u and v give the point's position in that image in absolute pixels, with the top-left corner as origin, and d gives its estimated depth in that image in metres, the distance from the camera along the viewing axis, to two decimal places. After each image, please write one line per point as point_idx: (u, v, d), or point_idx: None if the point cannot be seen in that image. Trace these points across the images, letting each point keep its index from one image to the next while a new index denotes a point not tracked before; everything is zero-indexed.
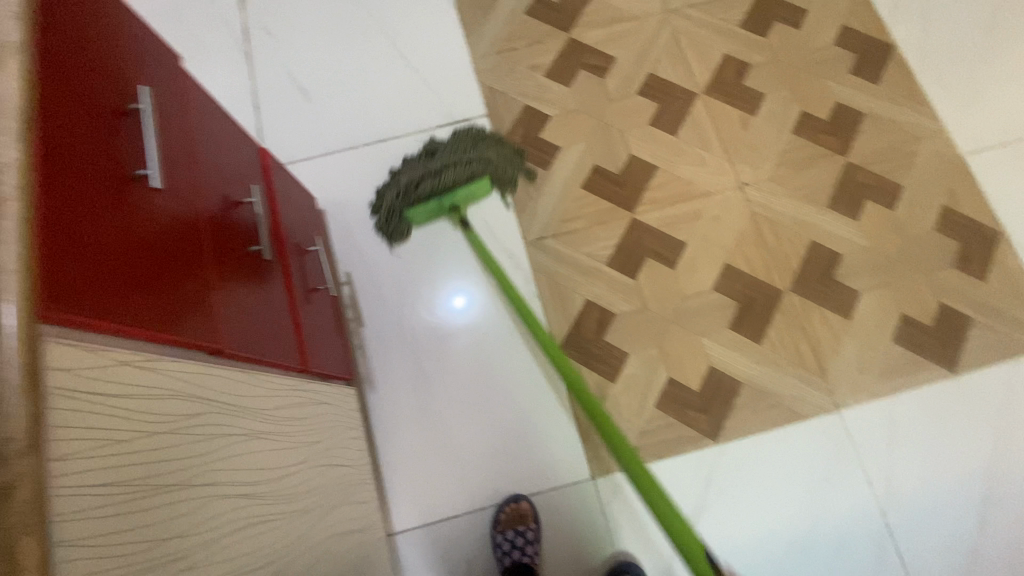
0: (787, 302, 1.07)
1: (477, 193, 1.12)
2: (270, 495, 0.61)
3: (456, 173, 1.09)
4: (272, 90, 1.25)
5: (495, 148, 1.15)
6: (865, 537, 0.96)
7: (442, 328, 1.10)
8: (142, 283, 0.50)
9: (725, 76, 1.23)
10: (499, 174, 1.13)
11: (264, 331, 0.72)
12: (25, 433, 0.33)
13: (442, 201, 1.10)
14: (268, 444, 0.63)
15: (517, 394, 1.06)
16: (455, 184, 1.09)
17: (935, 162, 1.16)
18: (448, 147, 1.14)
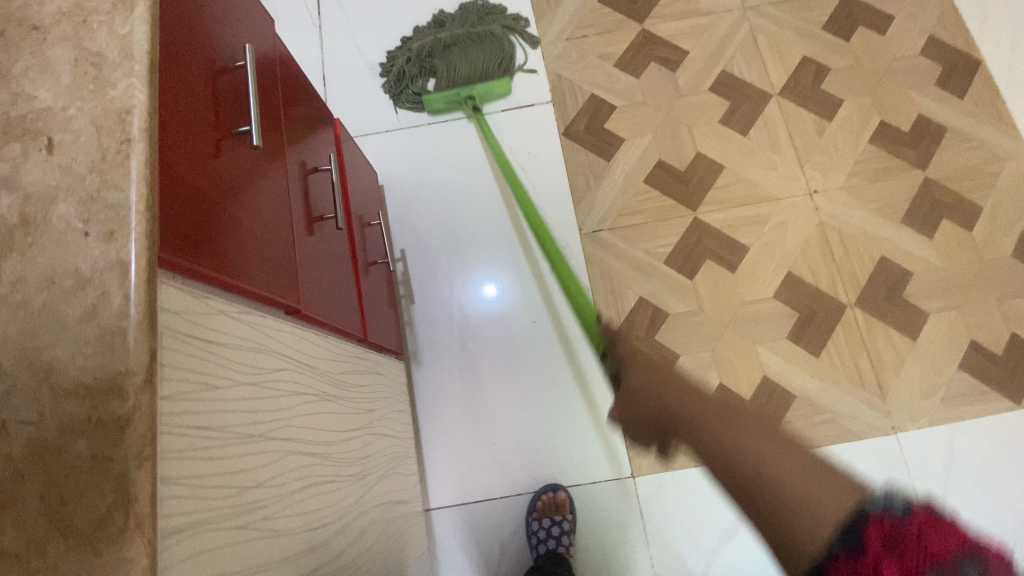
0: (849, 316, 1.04)
1: (495, 92, 1.19)
2: (333, 456, 0.62)
3: (467, 68, 1.19)
4: (339, 62, 1.26)
5: (499, 21, 1.24)
6: None
7: (484, 322, 1.09)
8: (236, 237, 0.51)
9: (802, 78, 1.19)
10: (504, 57, 1.21)
11: (332, 297, 0.73)
12: (143, 368, 0.33)
13: (461, 92, 1.17)
14: (332, 406, 0.64)
15: (557, 391, 1.05)
16: (470, 79, 1.19)
17: (1020, 184, 1.10)
18: (455, 20, 1.24)
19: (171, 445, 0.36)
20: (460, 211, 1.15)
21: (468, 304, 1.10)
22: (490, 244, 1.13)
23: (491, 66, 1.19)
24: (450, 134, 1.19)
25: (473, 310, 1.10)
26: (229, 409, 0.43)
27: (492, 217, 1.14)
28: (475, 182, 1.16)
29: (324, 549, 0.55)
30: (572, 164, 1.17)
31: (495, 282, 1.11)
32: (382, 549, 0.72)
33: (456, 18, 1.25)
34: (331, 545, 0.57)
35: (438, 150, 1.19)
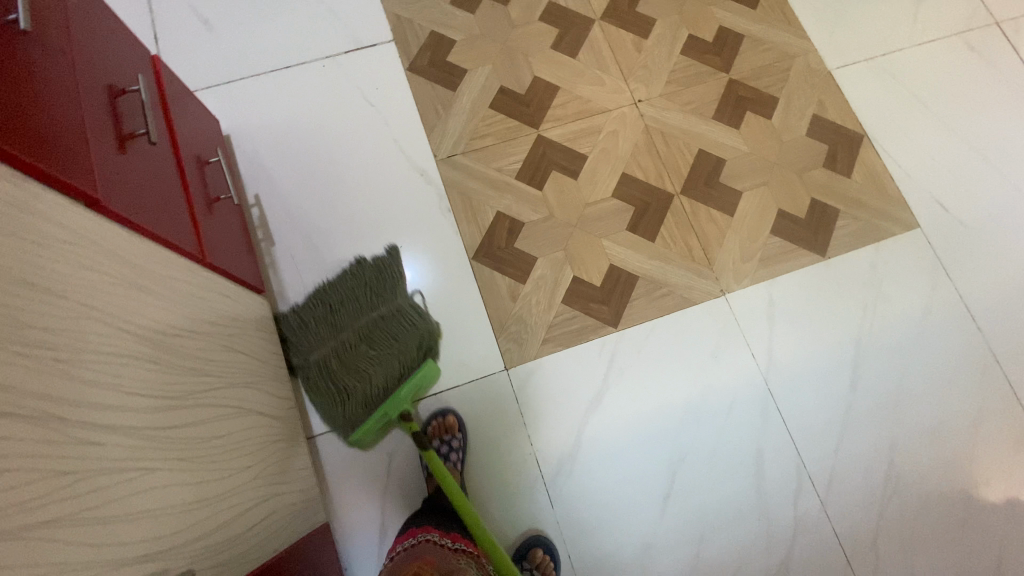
0: (678, 203, 1.17)
1: (424, 384, 1.02)
2: (176, 386, 0.63)
3: (390, 364, 0.99)
4: (172, 22, 1.25)
5: (402, 296, 1.07)
6: (749, 401, 1.06)
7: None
8: (3, 111, 0.52)
9: (620, 3, 1.31)
10: (429, 328, 1.04)
11: (152, 209, 0.74)
12: None
13: (387, 411, 0.99)
14: (166, 339, 0.65)
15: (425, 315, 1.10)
16: (397, 393, 0.99)
17: (806, 77, 1.28)
18: (354, 293, 1.05)
19: None
20: (313, 153, 1.18)
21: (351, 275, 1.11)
22: (382, 215, 1.15)
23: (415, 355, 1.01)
24: (293, 82, 1.22)
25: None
26: (16, 315, 0.44)
27: (370, 178, 1.17)
28: (326, 122, 1.19)
29: (153, 420, 0.57)
30: (420, 98, 1.22)
31: (371, 230, 1.14)
32: (244, 450, 0.74)
33: (346, 306, 1.05)
34: (163, 420, 0.58)
35: (283, 97, 1.21)
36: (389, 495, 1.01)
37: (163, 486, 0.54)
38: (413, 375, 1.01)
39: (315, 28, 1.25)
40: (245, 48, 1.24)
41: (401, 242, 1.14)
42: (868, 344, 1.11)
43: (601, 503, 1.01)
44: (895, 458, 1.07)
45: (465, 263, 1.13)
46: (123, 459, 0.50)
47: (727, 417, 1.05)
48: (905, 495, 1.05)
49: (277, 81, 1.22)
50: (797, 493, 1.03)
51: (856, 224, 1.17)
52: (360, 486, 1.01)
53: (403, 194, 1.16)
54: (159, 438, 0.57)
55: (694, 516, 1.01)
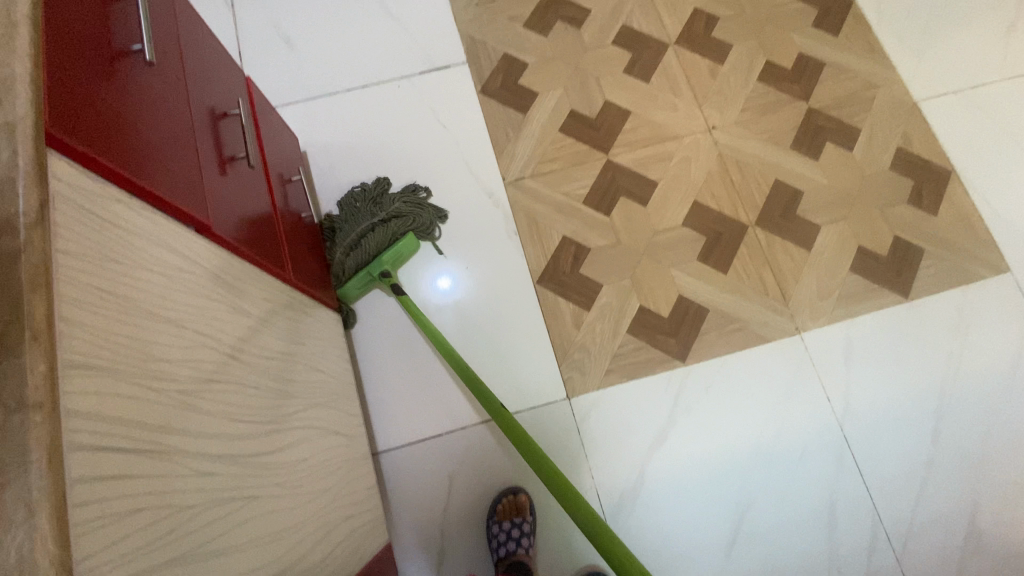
0: (751, 235, 1.13)
1: (406, 252, 1.11)
2: (268, 414, 0.63)
3: (377, 237, 1.09)
4: (256, 40, 1.30)
5: (397, 196, 1.14)
6: (823, 447, 1.02)
7: (435, 311, 1.11)
8: (132, 143, 0.54)
9: (695, 28, 1.29)
10: (419, 216, 1.12)
11: (247, 230, 0.76)
12: (40, 252, 0.35)
13: (371, 271, 1.08)
14: (260, 365, 0.66)
15: (491, 340, 1.10)
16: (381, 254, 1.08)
17: (891, 107, 1.23)
18: (356, 201, 1.14)
19: (77, 379, 0.36)
20: (385, 171, 1.20)
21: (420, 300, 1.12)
22: (451, 235, 1.16)
23: (401, 232, 1.10)
24: (368, 100, 1.24)
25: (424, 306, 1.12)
26: (143, 358, 0.44)
27: (440, 198, 1.18)
28: (398, 141, 1.21)
29: (251, 445, 0.57)
30: (491, 119, 1.23)
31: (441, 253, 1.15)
32: (322, 470, 0.75)
33: (347, 210, 1.14)
34: (259, 443, 0.59)
35: (358, 115, 1.23)
36: (447, 517, 1.01)
37: (258, 513, 0.55)
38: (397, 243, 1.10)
39: (390, 47, 1.28)
40: (324, 65, 1.27)
41: (471, 265, 1.14)
42: (952, 393, 1.05)
43: (664, 544, 0.98)
44: (978, 517, 1.00)
45: (532, 287, 1.13)
46: (226, 488, 0.51)
47: (798, 462, 1.01)
48: (988, 555, 0.99)
49: (353, 98, 1.24)
50: (871, 547, 0.98)
51: (942, 264, 1.11)
52: (419, 508, 1.01)
53: (473, 215, 1.17)
54: (256, 463, 0.57)
55: (759, 563, 0.97)
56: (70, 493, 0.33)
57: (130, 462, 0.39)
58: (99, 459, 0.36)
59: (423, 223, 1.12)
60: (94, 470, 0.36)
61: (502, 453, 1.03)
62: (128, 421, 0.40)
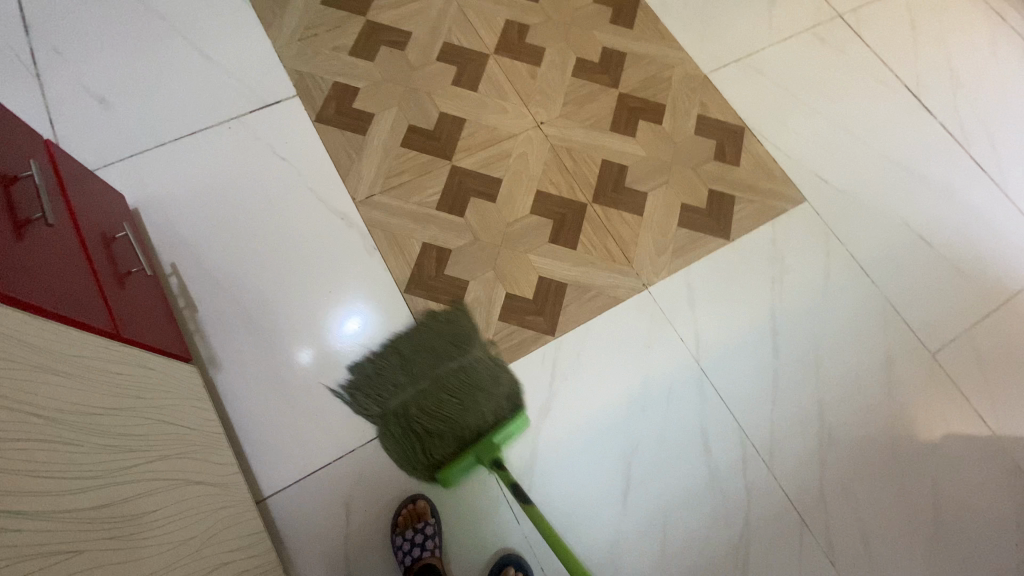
0: (591, 211, 1.24)
1: (513, 433, 1.04)
2: (103, 473, 0.61)
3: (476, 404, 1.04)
4: (67, 105, 1.24)
5: (474, 344, 1.11)
6: (687, 384, 1.12)
7: (340, 357, 1.10)
8: None
9: (509, 37, 1.41)
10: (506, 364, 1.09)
11: (55, 290, 0.72)
12: None
13: (479, 454, 1.00)
14: (90, 426, 0.63)
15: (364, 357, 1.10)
16: (486, 433, 1.03)
17: (687, 82, 1.41)
18: (435, 343, 1.10)
19: None
20: (230, 212, 1.17)
21: (325, 348, 1.10)
22: (309, 263, 1.16)
23: (495, 396, 1.06)
24: (200, 147, 1.22)
25: (329, 354, 1.10)
26: None
27: (291, 228, 1.17)
28: (238, 182, 1.20)
29: (75, 502, 0.54)
30: (331, 146, 1.25)
31: (303, 287, 1.14)
32: (184, 522, 0.71)
33: (424, 358, 1.09)
34: (87, 501, 0.56)
35: (191, 163, 1.20)
36: (350, 544, 0.99)
37: (88, 569, 0.52)
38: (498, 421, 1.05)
39: (216, 92, 1.27)
40: (146, 120, 1.23)
41: (333, 288, 1.14)
42: (782, 312, 1.21)
43: (566, 511, 1.02)
44: (826, 413, 1.15)
45: (398, 298, 1.15)
46: (43, 545, 0.48)
47: (669, 405, 1.10)
48: (839, 444, 1.13)
49: (182, 148, 1.21)
50: (744, 462, 1.09)
51: (753, 206, 1.28)
52: (318, 543, 0.98)
53: (328, 240, 1.18)
54: (83, 519, 0.54)
55: (654, 504, 1.04)
56: None
57: None
58: None
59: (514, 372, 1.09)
60: None
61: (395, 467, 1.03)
62: None
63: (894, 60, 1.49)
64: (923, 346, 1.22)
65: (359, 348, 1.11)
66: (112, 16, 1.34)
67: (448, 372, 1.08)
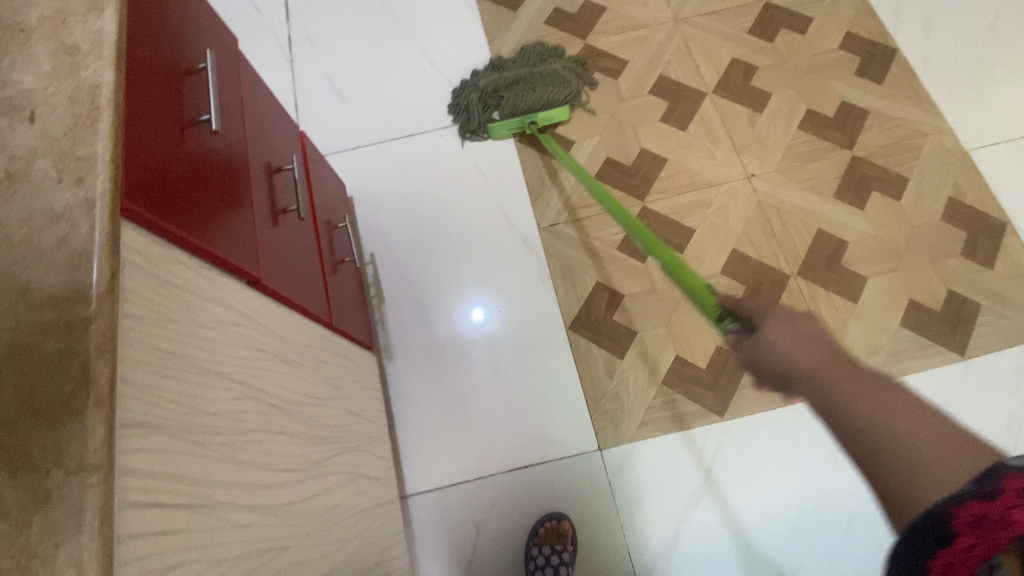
0: (792, 285, 1.10)
1: (556, 117, 1.27)
2: (306, 464, 0.66)
3: (535, 95, 1.26)
4: (312, 92, 1.40)
5: (560, 62, 1.31)
6: (868, 513, 0.97)
7: (496, 374, 1.11)
8: (197, 207, 0.59)
9: (733, 78, 1.30)
10: (578, 77, 1.31)
11: (296, 278, 0.80)
12: (103, 320, 0.38)
13: (523, 119, 1.26)
14: (302, 416, 0.68)
15: (524, 385, 1.10)
16: (535, 105, 1.26)
17: (941, 156, 1.19)
18: (530, 56, 1.30)
19: (133, 442, 0.39)
20: (428, 214, 1.24)
21: (451, 330, 1.15)
22: (485, 279, 1.18)
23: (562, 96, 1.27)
24: (411, 147, 1.30)
25: (454, 336, 1.14)
26: (198, 414, 0.48)
27: (477, 240, 1.21)
28: (438, 188, 1.26)
29: (284, 493, 0.59)
30: (528, 166, 1.26)
31: (481, 302, 1.16)
32: (353, 517, 0.76)
33: (517, 58, 1.33)
34: (292, 491, 0.61)
35: (401, 162, 1.29)
36: (474, 567, 1.00)
37: (289, 564, 0.56)
38: (549, 102, 1.27)
39: (435, 97, 1.35)
40: (371, 117, 1.35)
41: (504, 309, 1.16)
42: None
43: None
44: None
45: (562, 332, 1.13)
46: (260, 540, 0.52)
47: (841, 530, 0.96)
48: None
49: (397, 147, 1.31)
50: None
51: (1002, 322, 1.05)
52: (445, 555, 1.00)
53: (507, 260, 1.19)
54: (290, 513, 0.59)
55: None
56: (118, 553, 0.35)
57: (173, 517, 0.41)
58: (142, 518, 0.38)
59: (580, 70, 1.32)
60: (136, 529, 0.37)
61: (532, 505, 1.02)
62: (174, 475, 0.43)
63: None
64: None
65: (484, 338, 1.14)
66: (360, 16, 1.48)
67: (526, 73, 1.27)
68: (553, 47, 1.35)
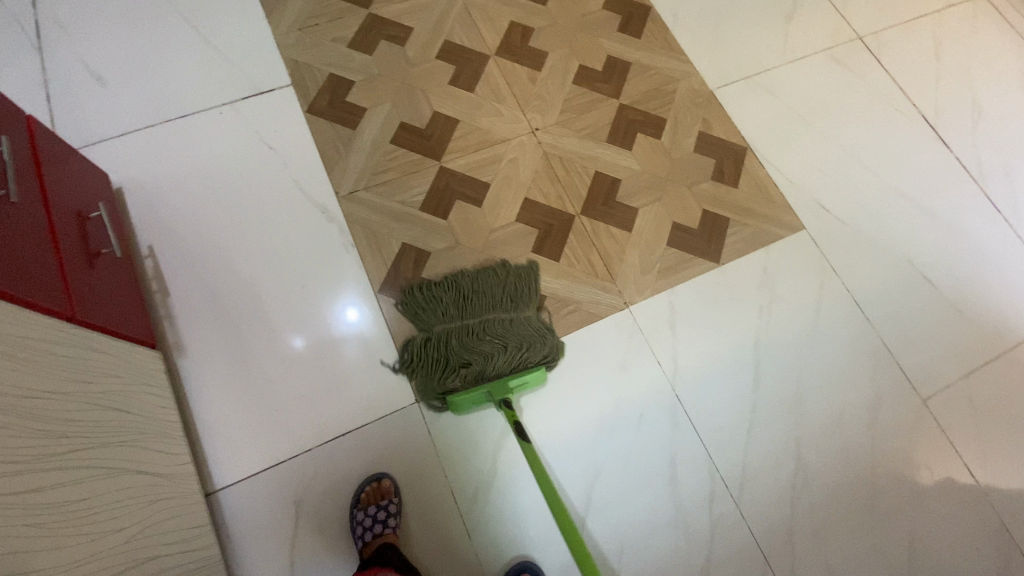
0: (577, 223, 1.21)
1: (530, 381, 1.02)
2: (36, 456, 0.60)
3: (506, 357, 1.01)
4: (64, 79, 1.24)
5: (530, 310, 1.08)
6: (658, 408, 1.08)
7: (344, 357, 1.09)
8: None
9: (513, 39, 1.38)
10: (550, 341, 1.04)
11: (12, 268, 0.71)
12: None
13: (492, 392, 1.00)
14: (27, 407, 0.62)
15: (389, 366, 1.08)
16: (504, 374, 1.00)
17: (691, 97, 1.37)
18: (493, 290, 1.07)
19: None
20: (221, 198, 1.17)
21: (320, 333, 1.10)
22: (296, 259, 1.14)
23: (534, 365, 1.02)
24: (190, 129, 1.21)
25: (323, 339, 1.10)
26: None
27: (271, 219, 1.16)
28: (226, 170, 1.19)
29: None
30: (320, 137, 1.23)
31: (348, 295, 1.13)
32: (122, 510, 0.71)
33: (479, 297, 1.08)
34: (12, 482, 0.55)
35: (179, 146, 1.20)
36: (297, 543, 0.97)
37: (9, 552, 0.52)
38: (523, 369, 1.01)
39: (212, 76, 1.26)
40: (141, 102, 1.23)
41: (369, 298, 1.13)
42: (767, 341, 1.16)
43: (519, 527, 1.01)
44: (801, 452, 1.10)
45: (374, 299, 1.13)
46: None
47: (637, 427, 1.07)
48: (815, 489, 1.08)
49: (173, 131, 1.21)
50: (711, 496, 1.05)
51: (747, 231, 1.24)
52: (266, 539, 0.97)
53: (330, 242, 1.16)
54: (12, 500, 0.54)
55: (613, 530, 1.01)
56: None
57: None
58: None
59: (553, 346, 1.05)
60: None
61: (356, 468, 1.02)
62: None
63: (915, 89, 1.43)
64: (915, 391, 1.16)
65: (357, 337, 1.10)
66: None
67: (495, 319, 1.04)
68: (526, 279, 1.11)
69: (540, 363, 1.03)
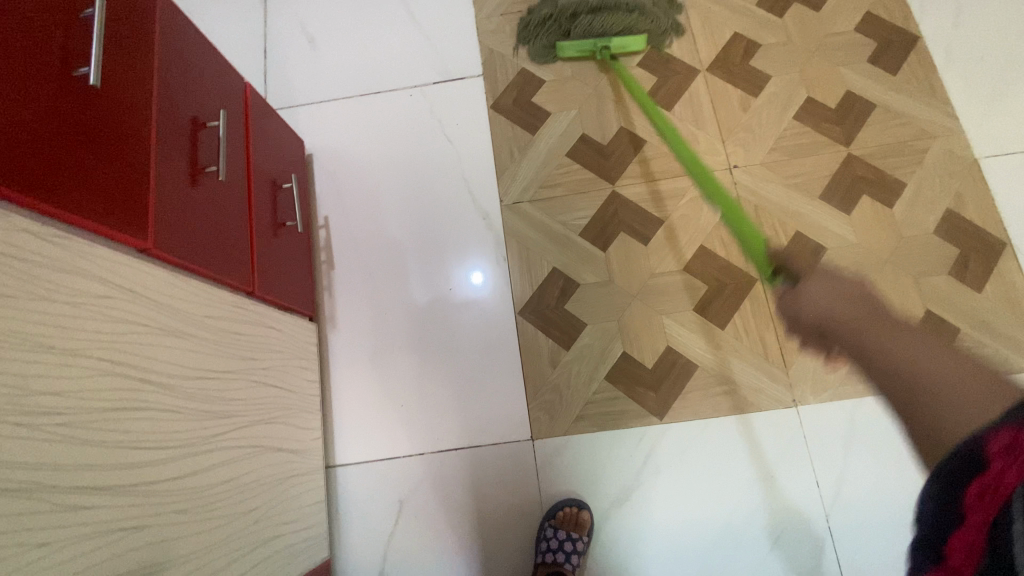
0: (757, 290, 1.04)
1: (631, 43, 1.18)
2: (190, 440, 0.64)
3: (617, 19, 1.15)
4: (282, 37, 1.32)
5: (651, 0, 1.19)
6: (803, 535, 0.92)
7: (463, 325, 1.09)
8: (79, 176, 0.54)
9: (731, 55, 1.19)
10: (664, 21, 1.19)
11: (210, 246, 0.76)
12: None
13: (596, 44, 1.18)
14: (193, 390, 0.66)
15: (501, 337, 1.07)
16: (610, 31, 1.16)
17: (946, 162, 1.08)
18: None
19: None
20: (393, 177, 1.19)
21: (445, 295, 1.11)
22: (441, 233, 1.14)
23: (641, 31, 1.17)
24: (377, 106, 1.24)
25: (447, 300, 1.11)
26: (39, 398, 0.46)
27: (433, 209, 1.16)
28: (403, 151, 1.20)
29: (148, 472, 0.57)
30: (497, 136, 1.19)
31: (479, 262, 1.12)
32: (253, 491, 0.76)
33: None
34: (163, 471, 0.59)
35: (366, 121, 1.23)
36: (393, 543, 1.00)
37: (152, 542, 0.56)
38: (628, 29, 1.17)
39: (408, 54, 1.27)
40: (342, 70, 1.27)
41: (495, 261, 1.12)
42: None
43: None
44: None
45: (508, 294, 1.09)
46: (110, 523, 0.51)
47: (770, 548, 0.92)
48: None
49: (364, 105, 1.24)
50: None
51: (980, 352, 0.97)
52: (369, 527, 1.01)
53: (471, 215, 1.15)
54: (160, 492, 0.58)
55: None
56: None
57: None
58: None
59: (667, 26, 1.20)
60: None
61: (459, 486, 1.01)
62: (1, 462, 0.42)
63: None
64: None
65: (479, 304, 1.10)
66: None
67: None
68: None
69: (645, 30, 1.17)
